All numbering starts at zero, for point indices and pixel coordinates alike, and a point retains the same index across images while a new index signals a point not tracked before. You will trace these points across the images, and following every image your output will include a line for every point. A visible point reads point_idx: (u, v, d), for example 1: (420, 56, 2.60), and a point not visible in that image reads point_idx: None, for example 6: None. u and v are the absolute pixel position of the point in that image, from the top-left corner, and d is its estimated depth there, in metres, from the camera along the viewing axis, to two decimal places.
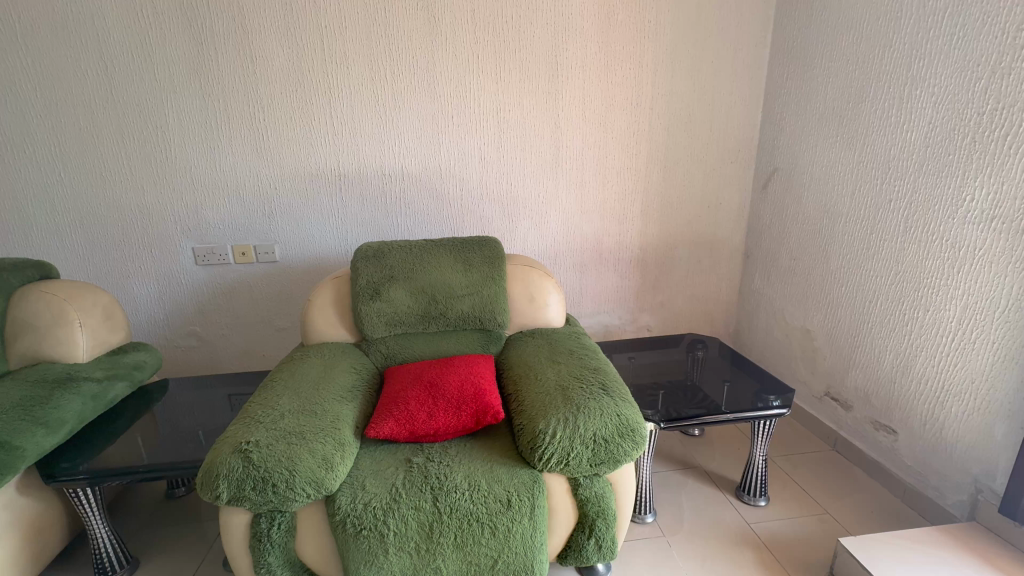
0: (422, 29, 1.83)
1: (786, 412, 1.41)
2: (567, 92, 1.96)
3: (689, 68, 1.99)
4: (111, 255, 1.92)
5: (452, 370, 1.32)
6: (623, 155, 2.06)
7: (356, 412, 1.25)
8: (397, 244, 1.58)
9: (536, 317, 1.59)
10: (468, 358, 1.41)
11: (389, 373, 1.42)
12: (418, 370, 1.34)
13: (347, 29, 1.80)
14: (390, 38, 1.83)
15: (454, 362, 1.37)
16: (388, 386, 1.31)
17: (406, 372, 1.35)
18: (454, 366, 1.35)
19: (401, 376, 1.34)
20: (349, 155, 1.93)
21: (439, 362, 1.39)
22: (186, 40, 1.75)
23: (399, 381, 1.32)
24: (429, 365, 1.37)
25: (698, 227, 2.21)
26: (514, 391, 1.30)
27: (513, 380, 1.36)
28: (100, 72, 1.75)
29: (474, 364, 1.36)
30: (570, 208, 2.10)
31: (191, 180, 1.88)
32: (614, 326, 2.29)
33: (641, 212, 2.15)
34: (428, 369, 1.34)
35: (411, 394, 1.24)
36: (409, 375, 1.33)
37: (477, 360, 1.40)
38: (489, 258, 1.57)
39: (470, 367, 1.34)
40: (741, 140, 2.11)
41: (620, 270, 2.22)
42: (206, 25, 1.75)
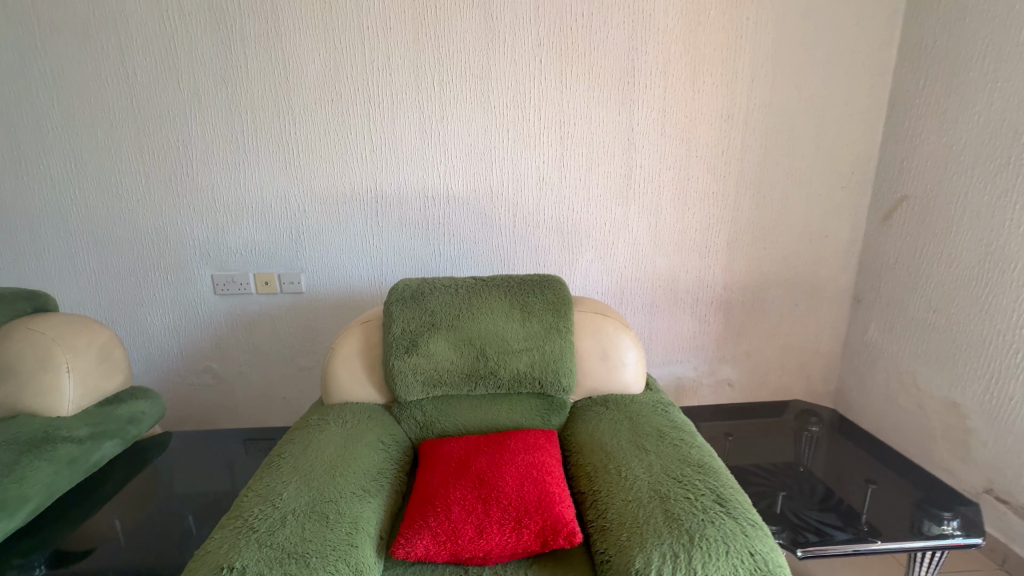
0: (476, 31, 1.57)
1: (980, 544, 1.01)
2: (643, 102, 1.65)
3: (793, 74, 1.64)
4: (124, 282, 1.72)
5: (509, 460, 1.00)
6: (710, 178, 1.72)
7: (381, 511, 0.96)
8: (440, 283, 1.30)
9: (610, 380, 1.26)
10: (527, 437, 1.10)
11: (426, 452, 1.12)
12: (464, 455, 1.04)
13: (393, 32, 1.57)
14: (441, 40, 1.58)
15: (509, 445, 1.06)
16: (424, 476, 1.02)
17: (448, 455, 1.06)
18: (510, 451, 1.03)
19: (440, 459, 1.05)
20: (388, 174, 1.68)
21: (490, 443, 1.08)
22: (213, 44, 1.56)
23: (440, 467, 1.02)
24: (476, 447, 1.07)
25: (797, 264, 1.83)
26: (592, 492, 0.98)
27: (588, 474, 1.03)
28: (121, 81, 1.58)
29: (537, 448, 1.05)
30: (642, 239, 1.77)
31: (213, 200, 1.67)
32: (688, 379, 1.92)
33: (728, 245, 1.79)
34: (476, 455, 1.03)
35: (455, 493, 0.93)
36: (451, 463, 1.02)
37: (539, 442, 1.08)
38: (552, 304, 1.26)
39: (533, 455, 1.02)
40: (855, 161, 1.73)
41: (698, 314, 1.86)
42: (235, 27, 1.55)
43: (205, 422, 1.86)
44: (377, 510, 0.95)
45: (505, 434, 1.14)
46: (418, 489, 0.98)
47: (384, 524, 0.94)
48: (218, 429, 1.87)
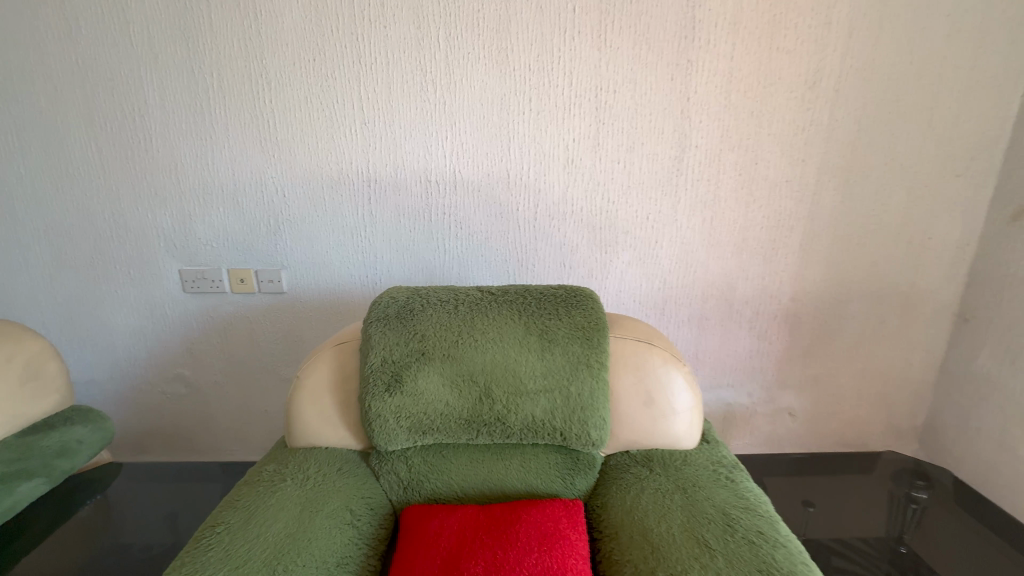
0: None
1: None
2: (703, 65, 1.29)
3: (905, 28, 1.26)
4: (80, 275, 1.49)
5: (516, 566, 0.72)
6: (783, 163, 1.37)
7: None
8: (435, 296, 1.01)
9: (654, 432, 0.95)
10: (544, 518, 0.81)
11: (408, 522, 0.85)
12: (457, 547, 0.76)
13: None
14: None
15: (519, 534, 0.77)
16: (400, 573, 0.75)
17: (436, 540, 0.78)
18: (520, 548, 0.75)
19: (426, 546, 0.77)
20: (382, 153, 1.37)
21: (494, 525, 0.80)
22: None
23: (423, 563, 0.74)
24: (475, 531, 0.79)
25: (887, 272, 1.46)
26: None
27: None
28: (64, 35, 1.30)
29: (557, 544, 0.76)
30: (693, 237, 1.43)
31: (177, 182, 1.41)
32: (740, 407, 1.60)
33: (802, 247, 1.44)
34: (474, 549, 0.75)
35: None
36: (438, 557, 0.75)
37: (560, 528, 0.79)
38: (580, 331, 0.95)
39: (551, 558, 0.74)
40: (977, 143, 1.34)
41: (757, 330, 1.52)
42: None
43: (178, 435, 1.64)
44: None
45: (516, 504, 0.85)
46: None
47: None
48: (192, 443, 1.65)
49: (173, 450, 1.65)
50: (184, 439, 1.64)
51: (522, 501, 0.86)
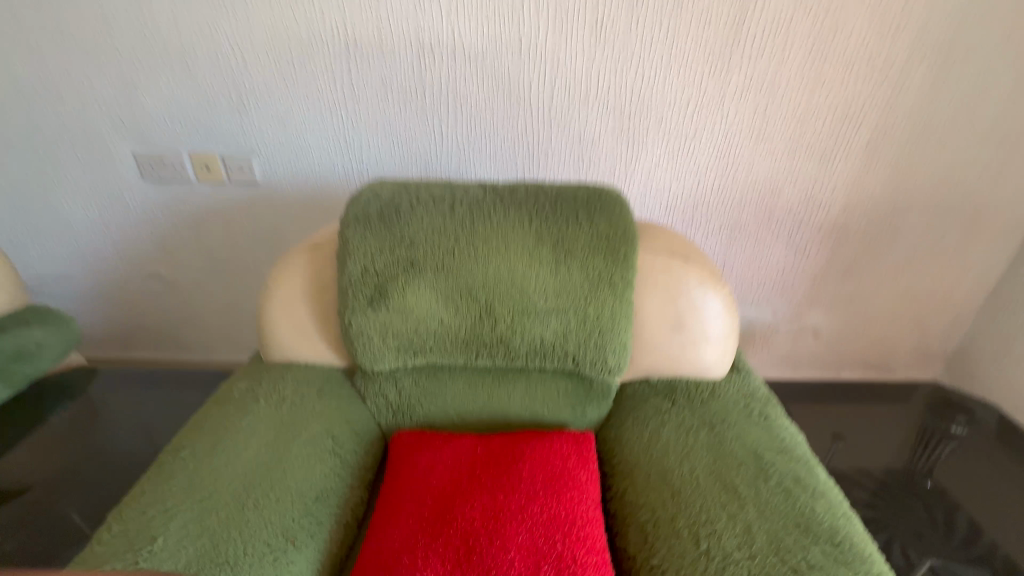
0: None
1: None
2: None
3: None
4: (18, 156, 1.28)
5: (519, 512, 0.63)
6: (869, 33, 1.08)
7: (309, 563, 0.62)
8: (427, 192, 0.82)
9: (680, 361, 0.83)
10: (552, 454, 0.70)
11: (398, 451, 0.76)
12: (452, 486, 0.67)
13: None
14: None
15: (522, 472, 0.67)
16: (387, 511, 0.66)
17: (428, 475, 0.69)
18: (523, 488, 0.65)
19: (416, 483, 0.68)
20: (361, 6, 1.08)
21: (495, 461, 0.69)
22: None
23: (413, 501, 0.66)
24: (473, 468, 0.69)
25: (963, 180, 1.24)
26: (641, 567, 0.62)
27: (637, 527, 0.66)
28: None
29: (566, 484, 0.66)
30: (740, 130, 1.19)
31: (109, 38, 1.14)
32: (762, 326, 1.48)
33: (868, 146, 1.20)
34: (470, 488, 0.66)
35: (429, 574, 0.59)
36: (430, 497, 0.66)
37: (569, 467, 0.69)
38: (604, 242, 0.78)
39: (558, 502, 0.64)
40: None
41: (797, 243, 1.34)
42: None
43: (163, 336, 1.54)
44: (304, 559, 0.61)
45: (520, 436, 0.74)
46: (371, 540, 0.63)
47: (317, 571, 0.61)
48: (179, 346, 1.56)
49: (153, 351, 1.55)
50: (163, 340, 1.52)
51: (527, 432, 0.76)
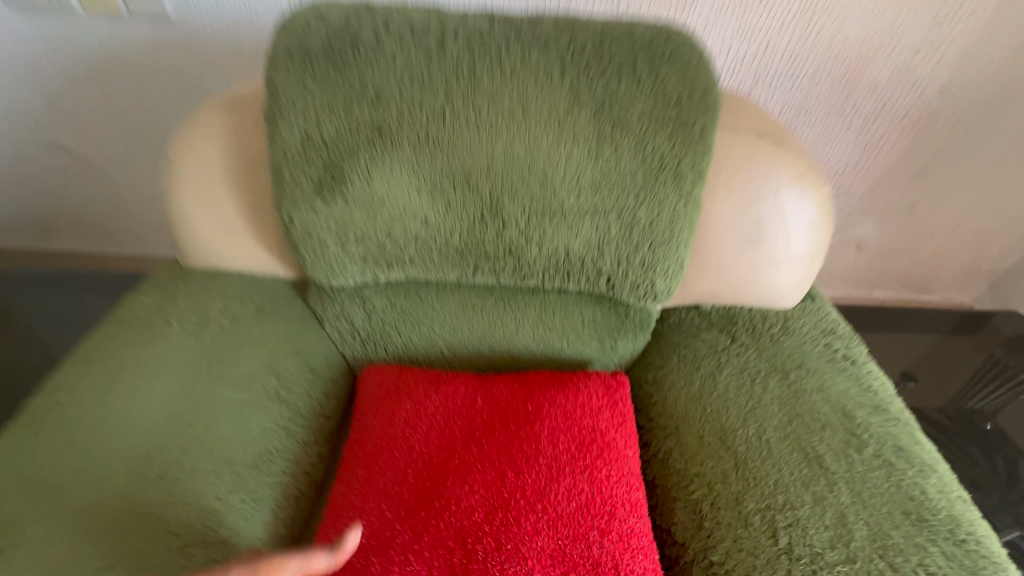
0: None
1: None
2: None
3: None
4: None
5: (537, 496, 0.46)
6: None
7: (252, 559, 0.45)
8: (401, 16, 0.53)
9: (749, 286, 0.62)
10: (576, 410, 0.51)
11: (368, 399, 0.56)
12: (444, 457, 0.48)
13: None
14: None
15: (539, 439, 0.49)
16: (356, 489, 0.49)
17: (411, 441, 0.50)
18: (542, 462, 0.47)
19: (395, 451, 0.50)
20: None
21: (500, 420, 0.51)
22: None
23: (392, 481, 0.48)
24: (471, 430, 0.50)
25: None
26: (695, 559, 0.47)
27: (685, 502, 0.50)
28: None
29: (598, 454, 0.49)
30: None
31: None
32: None
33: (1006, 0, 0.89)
34: (469, 461, 0.48)
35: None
36: (414, 473, 0.48)
37: (599, 429, 0.51)
38: (671, 109, 0.51)
39: (590, 481, 0.47)
40: None
41: (870, 136, 1.08)
42: None
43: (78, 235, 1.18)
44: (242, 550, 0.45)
45: (531, 380, 0.55)
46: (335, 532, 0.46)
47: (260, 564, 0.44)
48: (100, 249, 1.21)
49: (63, 246, 1.20)
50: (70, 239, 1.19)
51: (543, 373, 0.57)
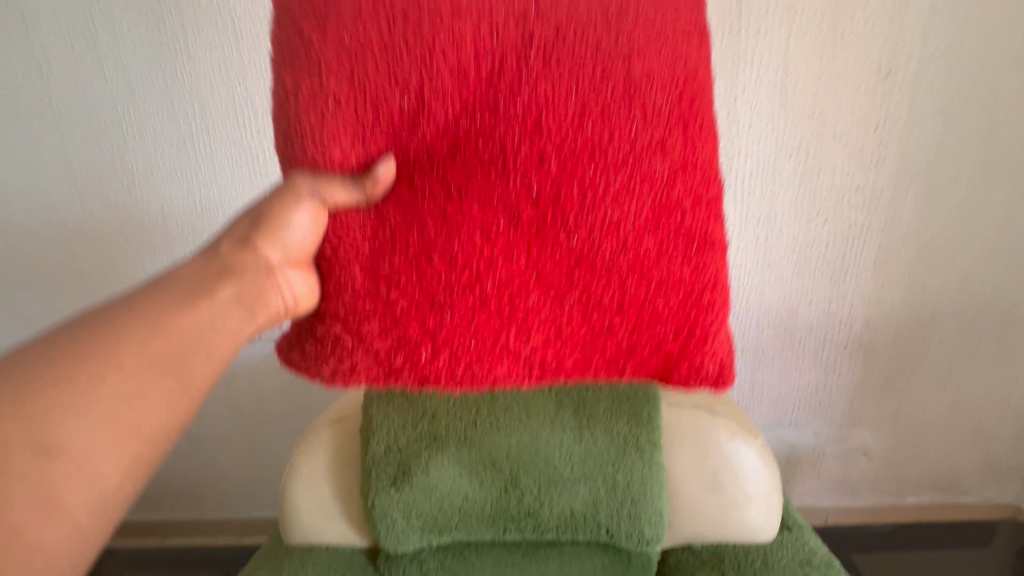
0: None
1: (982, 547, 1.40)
2: (756, 59, 1.04)
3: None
4: None
5: (575, 220, 0.58)
6: (854, 170, 1.13)
7: (269, 212, 0.59)
8: None
9: (724, 525, 0.77)
10: (623, 44, 0.57)
11: (340, 9, 0.54)
12: (490, 120, 0.57)
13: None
14: None
15: (575, 83, 0.57)
16: (381, 124, 0.57)
17: (445, 10, 0.55)
18: (595, 198, 0.58)
19: (427, 110, 0.57)
20: None
21: (528, 19, 0.56)
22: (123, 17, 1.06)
23: (394, 166, 0.58)
24: (500, 32, 0.56)
25: (982, 290, 1.22)
26: (704, 302, 0.59)
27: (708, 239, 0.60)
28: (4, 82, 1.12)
29: (641, 174, 0.58)
30: (746, 261, 1.22)
31: (152, 235, 1.24)
32: (805, 449, 1.40)
33: (877, 267, 1.21)
34: (505, 144, 0.57)
35: (463, 333, 0.59)
36: (460, 144, 0.58)
37: (644, 78, 0.57)
38: (625, 402, 0.76)
39: (623, 198, 0.58)
40: None
41: (825, 361, 1.31)
42: None
43: (199, 499, 1.51)
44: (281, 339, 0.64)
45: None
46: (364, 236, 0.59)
47: (274, 229, 0.59)
48: (212, 510, 1.52)
49: (177, 510, 1.52)
50: (188, 505, 1.52)
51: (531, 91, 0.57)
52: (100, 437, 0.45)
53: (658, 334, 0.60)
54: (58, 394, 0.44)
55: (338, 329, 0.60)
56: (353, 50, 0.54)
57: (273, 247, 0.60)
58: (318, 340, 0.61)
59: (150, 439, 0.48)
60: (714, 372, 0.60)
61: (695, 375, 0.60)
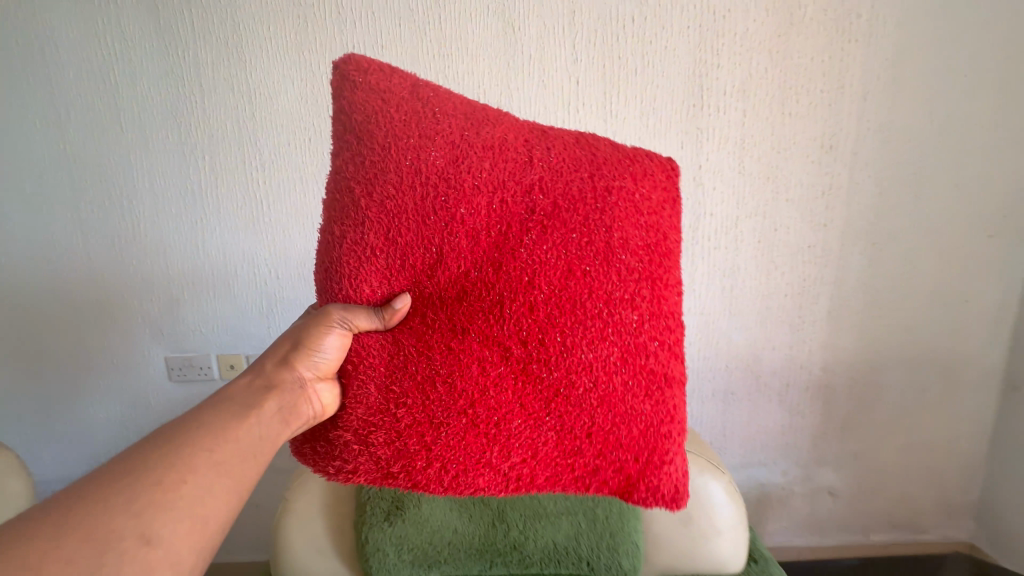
0: (493, 29, 1.12)
1: None
2: (716, 132, 1.19)
3: (925, 89, 1.17)
4: (50, 378, 1.36)
5: (565, 348, 0.53)
6: (805, 229, 1.26)
7: (300, 334, 0.58)
8: None
9: (696, 555, 0.83)
10: (629, 182, 0.55)
11: (367, 145, 0.55)
12: (504, 234, 0.55)
13: (373, 35, 1.12)
14: (434, 47, 1.13)
15: (581, 213, 0.54)
16: (393, 251, 0.55)
17: (465, 150, 0.55)
18: (592, 316, 0.53)
19: (439, 238, 0.55)
20: None
21: (540, 158, 0.56)
22: (150, 78, 1.16)
23: (409, 302, 0.56)
24: (514, 168, 0.55)
25: (924, 338, 1.35)
26: (664, 429, 0.54)
27: (685, 372, 0.56)
28: (26, 131, 1.20)
29: (632, 305, 0.54)
30: (714, 308, 1.33)
31: (153, 275, 1.29)
32: (774, 488, 1.47)
33: (830, 316, 1.33)
34: (508, 273, 0.54)
35: (444, 453, 0.53)
36: (468, 272, 0.55)
37: (648, 210, 0.55)
38: None
39: (613, 328, 0.53)
40: (1011, 199, 1.24)
41: (788, 404, 1.40)
42: (166, 50, 1.14)
43: None
44: (298, 440, 0.59)
45: (577, 136, 0.59)
46: (373, 355, 0.56)
47: (308, 348, 0.58)
48: None
49: None
50: None
51: (546, 205, 0.55)
52: (187, 521, 0.44)
53: (621, 464, 0.53)
54: (159, 469, 0.45)
55: (340, 449, 0.55)
56: (375, 183, 0.55)
57: (303, 366, 0.58)
58: (330, 443, 0.56)
59: (215, 538, 0.46)
60: (671, 492, 0.53)
61: (655, 498, 0.54)
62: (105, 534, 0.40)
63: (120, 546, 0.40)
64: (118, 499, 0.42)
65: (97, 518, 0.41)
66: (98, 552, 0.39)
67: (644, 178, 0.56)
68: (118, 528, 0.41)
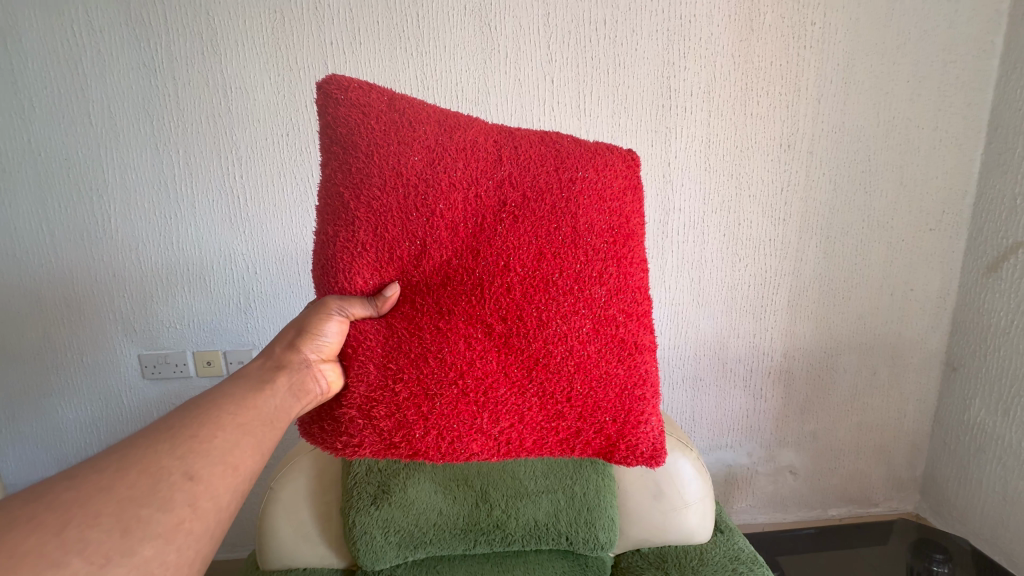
0: (471, 29, 1.15)
1: None
2: (684, 131, 1.25)
3: (872, 92, 1.26)
4: (16, 378, 1.32)
5: (542, 321, 0.57)
6: (766, 223, 1.34)
7: (303, 318, 0.60)
8: None
9: (666, 528, 0.88)
10: (591, 174, 0.60)
11: (351, 154, 0.57)
12: (482, 224, 0.59)
13: (351, 32, 1.14)
14: (412, 44, 1.15)
15: (549, 202, 0.59)
16: (382, 245, 0.58)
17: (440, 153, 0.58)
18: (565, 293, 0.58)
19: (422, 231, 0.58)
20: None
21: (508, 156, 0.60)
22: (121, 70, 1.14)
23: (398, 291, 0.59)
24: (485, 166, 0.59)
25: (874, 324, 1.45)
26: (638, 392, 0.58)
27: (651, 339, 0.61)
28: None
29: (600, 281, 0.59)
30: (683, 298, 1.40)
31: (126, 271, 1.27)
32: (741, 468, 1.55)
33: (790, 305, 1.42)
34: (486, 258, 0.58)
35: (441, 422, 0.56)
36: (451, 259, 0.59)
37: (609, 198, 0.60)
38: None
39: (585, 303, 0.58)
40: (949, 194, 1.34)
41: (753, 389, 1.49)
42: (138, 43, 1.13)
43: None
44: (305, 422, 0.61)
45: (541, 134, 0.63)
46: (370, 340, 0.58)
47: (311, 332, 0.60)
48: None
49: None
50: None
51: (519, 198, 0.59)
52: (221, 465, 0.48)
53: (600, 424, 0.58)
54: (197, 424, 0.49)
55: (343, 424, 0.58)
56: (362, 187, 0.57)
57: (309, 349, 0.61)
58: (335, 421, 0.59)
59: (244, 485, 0.50)
60: (649, 448, 0.58)
61: (633, 455, 0.58)
62: (156, 470, 0.44)
63: (170, 479, 0.44)
64: (163, 443, 0.47)
65: (148, 458, 0.45)
66: (153, 481, 0.43)
67: (602, 168, 0.61)
68: (166, 466, 0.45)
